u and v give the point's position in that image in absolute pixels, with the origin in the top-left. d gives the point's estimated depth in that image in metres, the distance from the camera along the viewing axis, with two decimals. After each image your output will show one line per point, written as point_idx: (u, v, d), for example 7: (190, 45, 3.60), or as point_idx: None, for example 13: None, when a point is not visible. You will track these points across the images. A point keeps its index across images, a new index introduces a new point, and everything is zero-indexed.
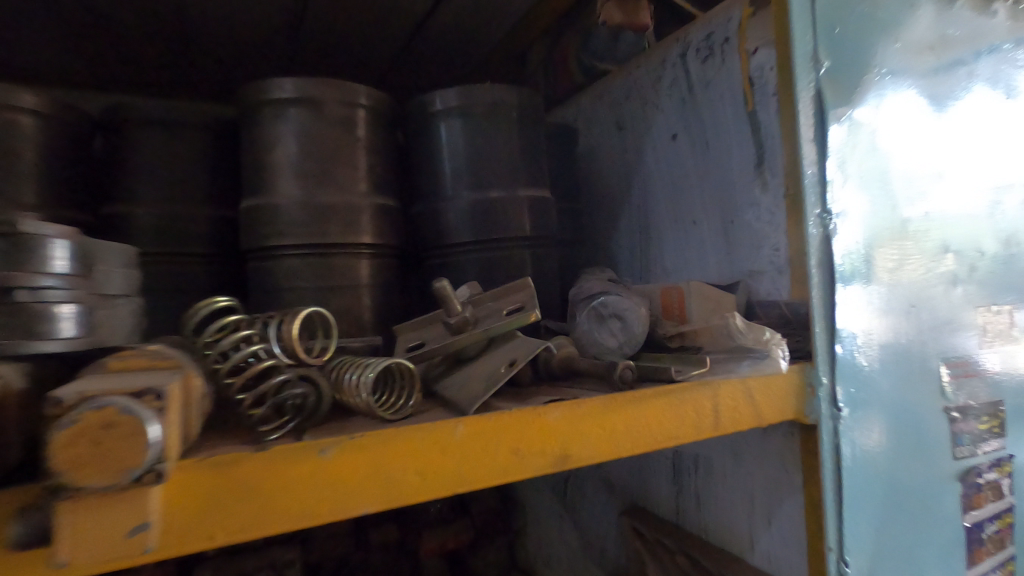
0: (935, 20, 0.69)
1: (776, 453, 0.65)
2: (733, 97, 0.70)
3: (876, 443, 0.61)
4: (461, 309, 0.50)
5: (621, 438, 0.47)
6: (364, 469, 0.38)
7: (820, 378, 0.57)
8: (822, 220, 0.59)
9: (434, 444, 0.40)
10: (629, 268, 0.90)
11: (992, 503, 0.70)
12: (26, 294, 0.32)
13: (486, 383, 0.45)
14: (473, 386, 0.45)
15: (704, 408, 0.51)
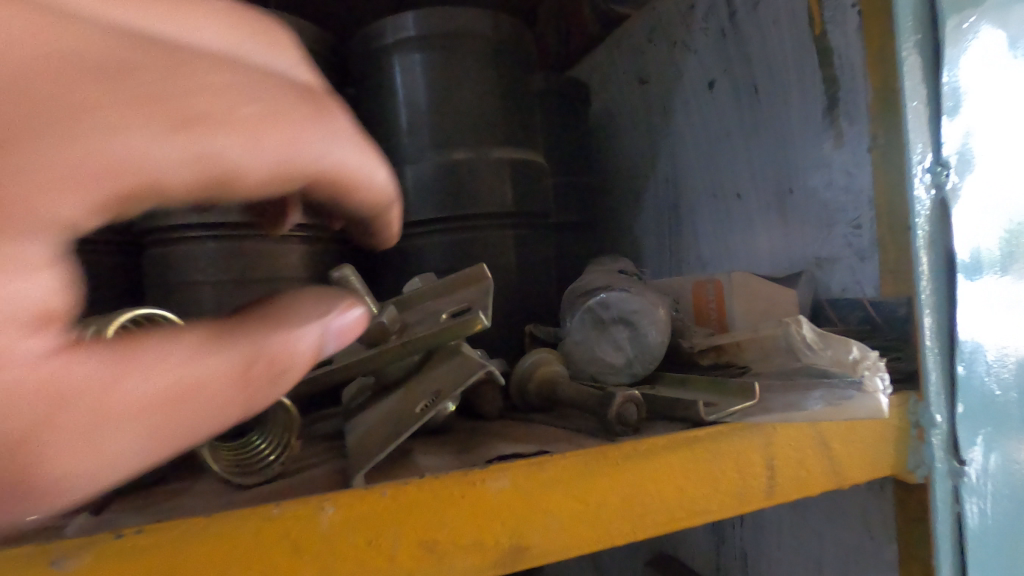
0: None
1: (856, 515, 0.46)
2: (793, 18, 0.51)
3: (1014, 510, 0.41)
4: (389, 315, 0.34)
5: (611, 517, 0.29)
6: None
7: (934, 415, 0.37)
8: (934, 176, 0.40)
9: (279, 540, 0.23)
10: (654, 257, 0.71)
11: None
12: None
13: (394, 433, 0.28)
14: (376, 436, 0.29)
15: (751, 466, 0.33)
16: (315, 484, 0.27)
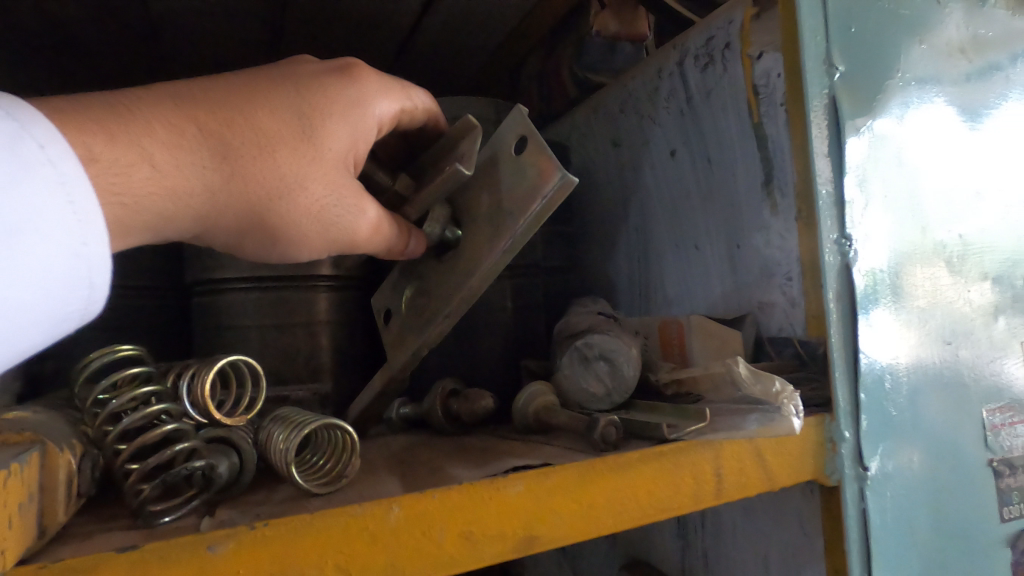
0: (967, 18, 0.61)
1: (794, 515, 0.56)
2: (735, 107, 0.62)
3: (910, 506, 0.52)
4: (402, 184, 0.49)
5: (599, 513, 0.39)
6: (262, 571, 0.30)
7: (843, 432, 0.48)
8: (840, 246, 0.51)
9: (358, 531, 0.32)
10: (627, 292, 0.82)
11: None
12: None
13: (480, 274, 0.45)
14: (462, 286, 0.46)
15: (704, 473, 0.43)
16: (379, 492, 0.36)
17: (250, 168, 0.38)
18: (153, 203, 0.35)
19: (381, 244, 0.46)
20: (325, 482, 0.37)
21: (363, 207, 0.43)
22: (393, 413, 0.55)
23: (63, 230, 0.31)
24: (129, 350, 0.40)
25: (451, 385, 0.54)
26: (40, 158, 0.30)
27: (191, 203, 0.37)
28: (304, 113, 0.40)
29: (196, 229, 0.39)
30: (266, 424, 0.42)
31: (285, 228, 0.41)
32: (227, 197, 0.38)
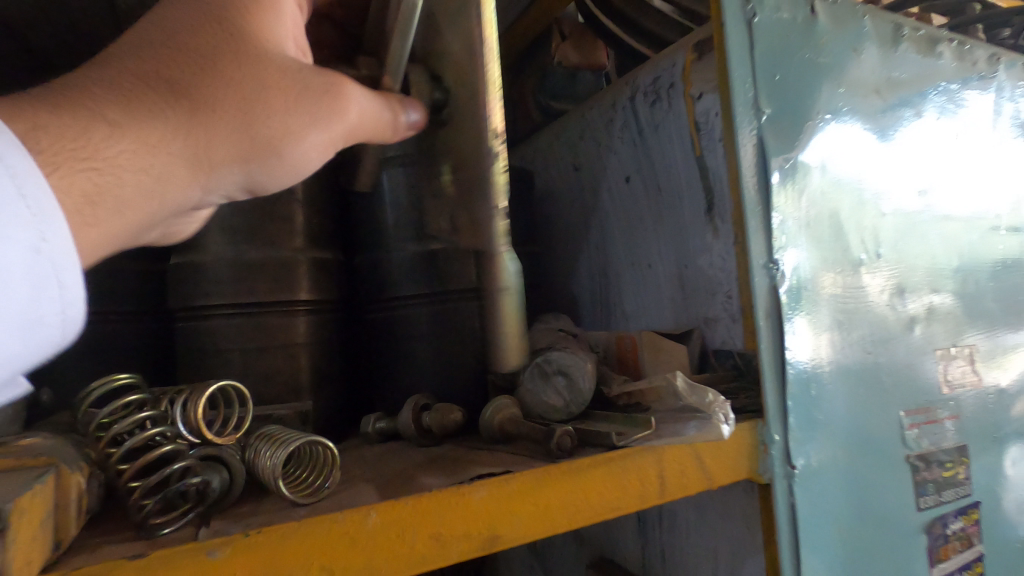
0: (881, 62, 0.68)
1: (738, 512, 0.62)
2: (681, 140, 0.69)
3: (835, 499, 0.58)
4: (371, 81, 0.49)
5: (555, 513, 0.44)
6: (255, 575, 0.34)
7: (773, 435, 0.54)
8: (769, 270, 0.57)
9: (340, 536, 0.37)
10: (589, 307, 0.88)
11: (960, 555, 0.68)
12: None
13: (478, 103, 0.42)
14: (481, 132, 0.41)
15: (648, 475, 0.48)
16: (358, 502, 0.40)
17: (209, 88, 0.37)
18: (140, 155, 0.34)
19: (381, 121, 0.45)
20: (306, 493, 0.41)
21: (344, 90, 0.42)
22: (369, 427, 0.59)
23: (13, 223, 0.29)
24: (127, 379, 0.44)
25: (421, 401, 0.59)
26: (1, 167, 0.29)
27: (169, 135, 0.35)
28: (223, 19, 0.40)
29: (200, 174, 0.38)
30: (251, 442, 0.46)
31: (280, 132, 0.40)
32: (206, 125, 0.37)
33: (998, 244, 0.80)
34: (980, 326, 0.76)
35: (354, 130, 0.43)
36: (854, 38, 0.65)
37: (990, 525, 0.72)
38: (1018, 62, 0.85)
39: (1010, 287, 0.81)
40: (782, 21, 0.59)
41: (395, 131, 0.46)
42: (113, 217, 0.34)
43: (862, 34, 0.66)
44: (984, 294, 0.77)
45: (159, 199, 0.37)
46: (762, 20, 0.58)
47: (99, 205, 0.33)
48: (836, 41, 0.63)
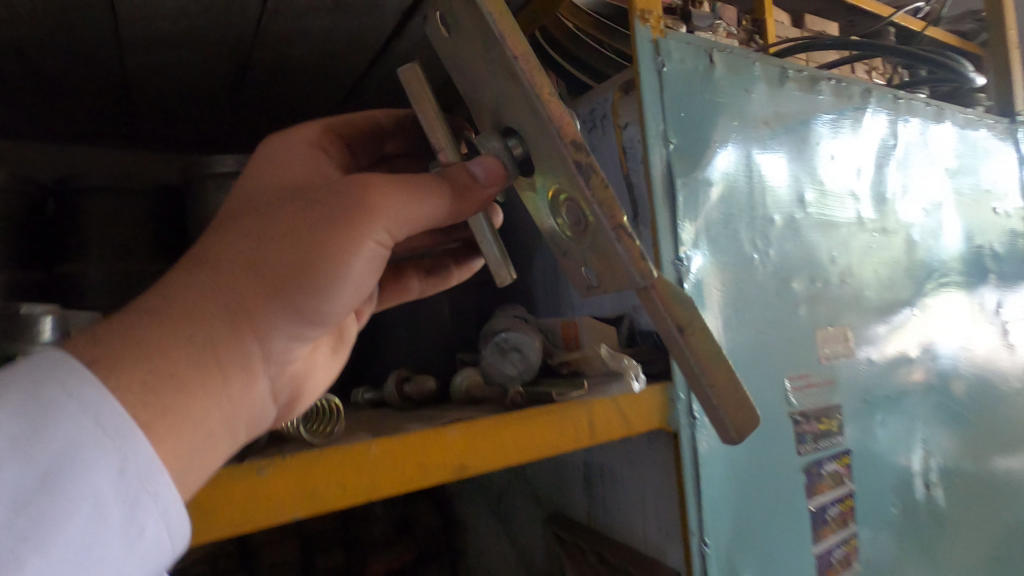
0: (769, 99, 0.85)
1: (658, 458, 0.78)
2: (613, 160, 0.84)
3: (729, 444, 0.75)
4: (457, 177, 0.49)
5: (509, 449, 0.58)
6: (291, 485, 0.48)
7: (678, 394, 0.70)
8: (677, 266, 0.73)
9: (350, 461, 0.50)
10: (542, 298, 1.03)
11: (833, 490, 0.86)
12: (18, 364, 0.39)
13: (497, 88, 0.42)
14: (552, 127, 0.36)
15: (581, 422, 0.63)
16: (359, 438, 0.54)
17: (236, 253, 0.45)
18: (189, 329, 0.42)
19: (439, 195, 0.46)
20: (323, 431, 0.56)
21: (349, 188, 0.46)
22: (360, 397, 0.73)
23: (103, 453, 0.37)
24: None
25: (402, 374, 0.72)
26: (88, 413, 0.37)
27: (199, 306, 0.43)
28: (252, 195, 0.49)
29: (250, 319, 0.46)
30: None
31: (308, 256, 0.44)
32: (240, 281, 0.44)
33: (873, 243, 0.98)
34: (854, 310, 0.94)
35: (379, 215, 0.45)
36: (747, 81, 0.82)
37: (858, 468, 0.90)
38: (889, 94, 1.04)
39: (883, 279, 0.99)
40: (685, 70, 0.75)
41: (459, 196, 0.46)
42: (190, 406, 0.42)
43: (754, 77, 0.83)
44: (859, 283, 0.95)
45: (223, 367, 0.44)
46: (670, 69, 0.74)
47: (164, 383, 0.41)
48: (730, 84, 0.80)
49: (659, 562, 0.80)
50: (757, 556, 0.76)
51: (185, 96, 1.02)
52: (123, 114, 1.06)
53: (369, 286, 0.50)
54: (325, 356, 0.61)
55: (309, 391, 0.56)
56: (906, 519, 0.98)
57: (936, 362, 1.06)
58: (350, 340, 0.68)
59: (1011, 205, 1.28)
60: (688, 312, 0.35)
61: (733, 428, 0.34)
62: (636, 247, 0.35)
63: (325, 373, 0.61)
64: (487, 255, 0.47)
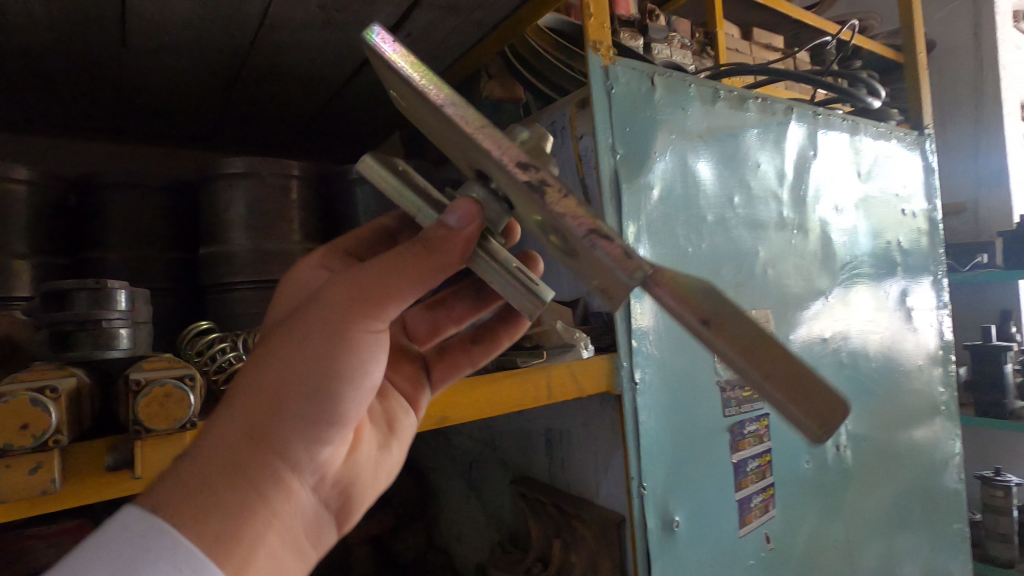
0: (703, 115, 1.00)
1: (607, 420, 0.92)
2: (570, 166, 0.97)
3: (663, 405, 0.90)
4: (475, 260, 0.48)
5: (481, 404, 0.71)
6: None
7: (622, 362, 0.85)
8: None
9: None
10: None
11: (752, 446, 1.02)
12: (104, 324, 0.54)
13: (452, 137, 0.42)
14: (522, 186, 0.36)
15: (541, 383, 0.77)
16: None
17: (251, 384, 0.44)
18: (219, 465, 0.41)
19: (431, 270, 0.45)
20: None
21: (338, 288, 0.45)
22: None
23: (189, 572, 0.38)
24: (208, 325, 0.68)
25: None
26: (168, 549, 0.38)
27: (226, 444, 0.42)
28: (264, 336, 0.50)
29: (278, 436, 0.44)
30: None
31: (316, 363, 0.44)
32: (258, 411, 0.43)
33: (793, 239, 1.15)
34: (775, 296, 1.10)
35: (379, 305, 0.45)
36: (683, 101, 0.97)
37: (776, 430, 1.07)
38: (809, 111, 1.21)
39: (801, 271, 1.16)
40: (630, 91, 0.89)
41: (438, 253, 0.44)
42: (246, 521, 0.41)
43: (689, 97, 0.98)
44: (779, 273, 1.11)
45: (264, 492, 0.43)
46: (617, 91, 0.88)
47: (210, 515, 0.40)
48: (668, 104, 0.95)
49: (607, 509, 0.94)
50: (687, 499, 0.92)
51: (182, 98, 1.11)
52: (120, 113, 1.13)
53: (378, 371, 0.49)
54: (372, 448, 0.58)
55: (361, 489, 0.55)
56: (818, 474, 1.15)
57: (846, 342, 1.24)
58: (406, 431, 0.64)
59: (917, 207, 1.47)
60: (712, 307, 0.35)
61: (814, 426, 0.33)
62: (619, 249, 0.34)
63: (374, 467, 0.58)
64: (506, 288, 0.47)
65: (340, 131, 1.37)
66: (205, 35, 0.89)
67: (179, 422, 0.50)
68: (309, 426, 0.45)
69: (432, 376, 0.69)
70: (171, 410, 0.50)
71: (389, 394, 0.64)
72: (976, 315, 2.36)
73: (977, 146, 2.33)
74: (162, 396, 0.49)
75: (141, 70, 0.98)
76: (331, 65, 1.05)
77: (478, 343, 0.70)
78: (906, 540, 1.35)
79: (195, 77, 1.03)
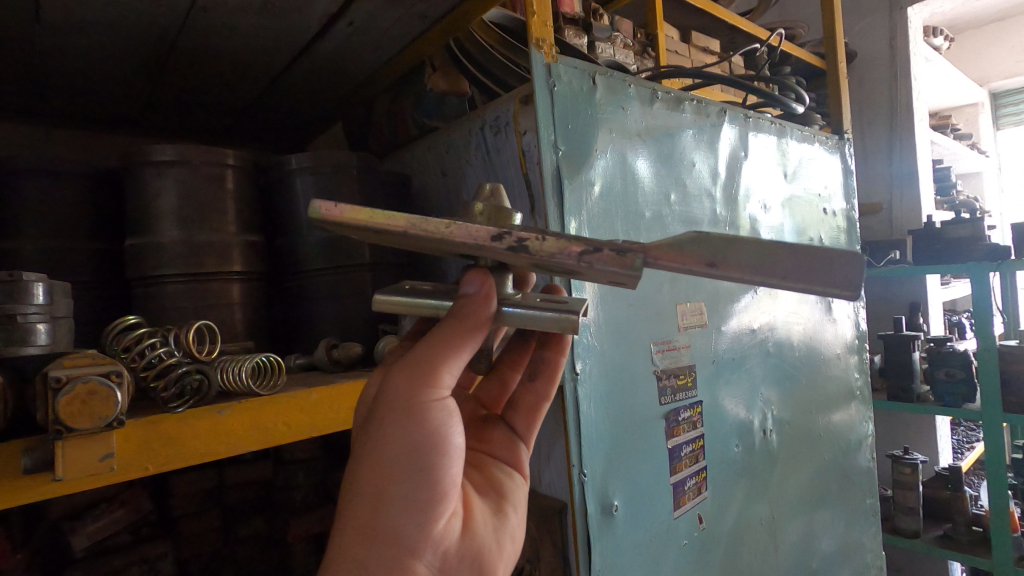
0: (642, 115, 1.04)
1: (550, 410, 0.95)
2: (513, 161, 0.98)
3: (603, 395, 0.93)
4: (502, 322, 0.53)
5: None
6: (246, 421, 0.60)
7: None
8: None
9: (293, 404, 0.63)
10: None
11: (687, 432, 1.08)
12: (19, 318, 0.51)
13: (430, 247, 0.48)
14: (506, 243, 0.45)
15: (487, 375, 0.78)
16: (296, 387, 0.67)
17: (348, 484, 0.49)
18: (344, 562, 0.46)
19: (468, 329, 0.50)
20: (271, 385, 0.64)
21: (396, 375, 0.50)
22: (292, 362, 0.83)
23: None
24: (137, 320, 0.65)
25: (331, 341, 0.83)
26: None
27: (348, 546, 0.47)
28: None
29: (384, 518, 0.48)
30: (218, 360, 0.65)
31: (393, 444, 0.48)
32: (361, 507, 0.48)
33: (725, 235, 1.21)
34: (708, 289, 1.16)
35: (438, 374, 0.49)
36: (623, 100, 1.00)
37: (709, 415, 1.13)
38: (740, 113, 1.27)
39: None
40: (572, 90, 0.92)
41: (465, 319, 0.50)
42: None
43: (628, 97, 1.01)
44: None
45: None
46: (559, 89, 0.90)
47: None
48: (608, 103, 0.98)
49: (549, 496, 0.97)
50: (625, 484, 0.96)
51: (104, 79, 1.04)
52: (34, 92, 1.05)
53: (458, 433, 0.52)
54: (487, 515, 0.60)
55: (486, 553, 0.56)
56: (747, 457, 1.23)
57: (772, 332, 1.32)
58: (511, 490, 0.66)
59: (837, 205, 1.58)
60: (712, 251, 0.42)
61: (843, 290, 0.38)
62: (609, 254, 0.43)
63: (495, 534, 0.59)
64: (543, 324, 0.52)
65: (279, 119, 1.33)
66: (130, 13, 0.84)
67: (105, 421, 0.48)
68: (409, 500, 0.48)
69: (518, 431, 0.72)
70: (94, 409, 0.48)
71: (487, 464, 0.68)
72: (889, 307, 2.55)
73: (892, 151, 2.52)
74: (85, 395, 0.47)
75: (57, 47, 0.91)
76: (268, 50, 1.01)
77: (538, 375, 0.72)
78: (824, 516, 1.46)
79: (119, 57, 0.97)
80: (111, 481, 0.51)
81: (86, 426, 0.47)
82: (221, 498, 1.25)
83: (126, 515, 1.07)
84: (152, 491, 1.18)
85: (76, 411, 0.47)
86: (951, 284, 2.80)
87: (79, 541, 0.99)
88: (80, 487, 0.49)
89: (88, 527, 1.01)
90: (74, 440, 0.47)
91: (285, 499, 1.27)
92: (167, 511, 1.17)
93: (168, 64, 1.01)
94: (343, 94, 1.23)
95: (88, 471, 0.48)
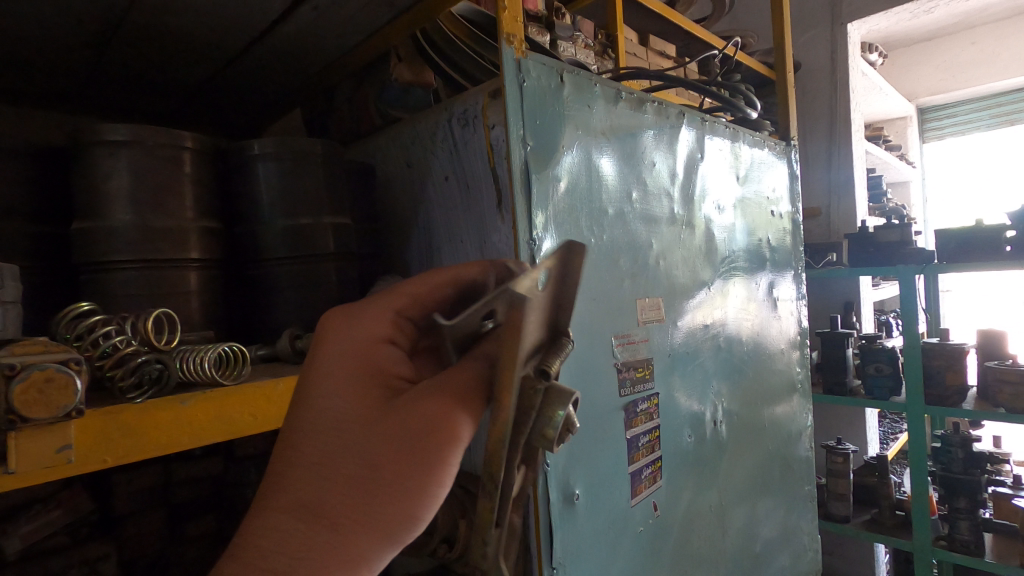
0: (606, 114, 1.06)
1: None
2: (481, 155, 0.98)
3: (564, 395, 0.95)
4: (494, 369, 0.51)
5: None
6: (211, 411, 0.58)
7: None
8: (528, 247, 0.90)
9: (261, 395, 0.62)
10: (417, 270, 1.15)
11: (644, 423, 1.12)
12: None
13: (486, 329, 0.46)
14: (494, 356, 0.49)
15: None
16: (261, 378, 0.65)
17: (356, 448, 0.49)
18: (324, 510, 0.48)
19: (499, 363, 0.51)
20: (236, 376, 0.63)
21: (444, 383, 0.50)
22: (253, 353, 0.81)
23: None
24: (94, 306, 0.62)
25: (294, 332, 0.81)
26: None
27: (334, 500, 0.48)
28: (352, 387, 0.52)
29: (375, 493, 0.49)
30: (179, 350, 0.63)
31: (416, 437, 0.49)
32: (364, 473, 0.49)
33: (682, 233, 1.25)
34: (666, 285, 1.20)
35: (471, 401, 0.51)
36: (588, 99, 1.02)
37: (664, 407, 1.18)
38: (698, 117, 1.32)
39: (688, 263, 1.27)
40: (540, 86, 0.93)
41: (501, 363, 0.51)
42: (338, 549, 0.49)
43: (593, 96, 1.04)
44: (669, 265, 1.21)
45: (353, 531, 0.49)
46: (528, 84, 0.91)
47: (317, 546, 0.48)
48: (575, 101, 1.00)
49: None
50: (585, 473, 0.98)
51: (44, 52, 0.97)
52: None
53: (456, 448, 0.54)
54: None
55: None
56: (698, 445, 1.28)
57: (723, 328, 1.38)
58: None
59: (783, 207, 1.66)
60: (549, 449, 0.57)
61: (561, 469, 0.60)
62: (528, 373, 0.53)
63: None
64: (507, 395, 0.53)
65: (234, 102, 1.28)
66: None
67: (64, 411, 0.47)
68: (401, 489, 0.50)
69: None
70: (51, 398, 0.46)
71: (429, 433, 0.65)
72: (826, 306, 2.71)
73: (831, 158, 2.67)
74: (42, 383, 0.45)
75: None
76: (227, 30, 0.97)
77: None
78: (766, 503, 1.54)
79: (62, 30, 0.91)
80: (70, 473, 0.49)
81: (42, 415, 0.45)
82: (167, 497, 1.20)
83: (64, 516, 1.01)
84: (90, 490, 1.12)
85: (32, 400, 0.45)
86: (881, 285, 3.00)
87: (11, 544, 0.92)
88: (37, 479, 0.47)
89: (21, 529, 0.95)
90: (30, 430, 0.45)
91: (236, 496, 1.23)
92: (107, 512, 1.11)
93: (115, 38, 0.96)
94: (303, 78, 1.20)
95: (45, 462, 0.46)
